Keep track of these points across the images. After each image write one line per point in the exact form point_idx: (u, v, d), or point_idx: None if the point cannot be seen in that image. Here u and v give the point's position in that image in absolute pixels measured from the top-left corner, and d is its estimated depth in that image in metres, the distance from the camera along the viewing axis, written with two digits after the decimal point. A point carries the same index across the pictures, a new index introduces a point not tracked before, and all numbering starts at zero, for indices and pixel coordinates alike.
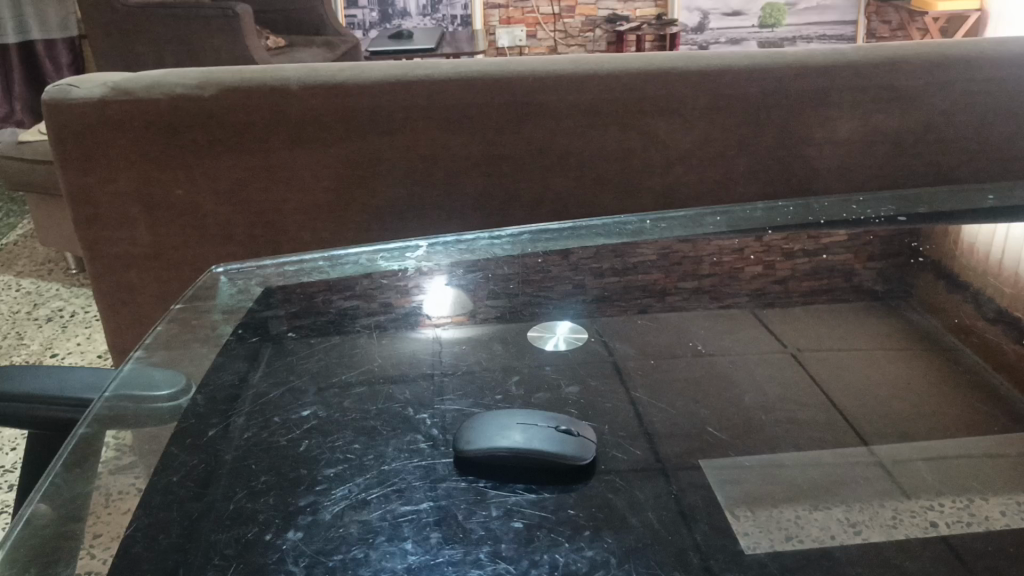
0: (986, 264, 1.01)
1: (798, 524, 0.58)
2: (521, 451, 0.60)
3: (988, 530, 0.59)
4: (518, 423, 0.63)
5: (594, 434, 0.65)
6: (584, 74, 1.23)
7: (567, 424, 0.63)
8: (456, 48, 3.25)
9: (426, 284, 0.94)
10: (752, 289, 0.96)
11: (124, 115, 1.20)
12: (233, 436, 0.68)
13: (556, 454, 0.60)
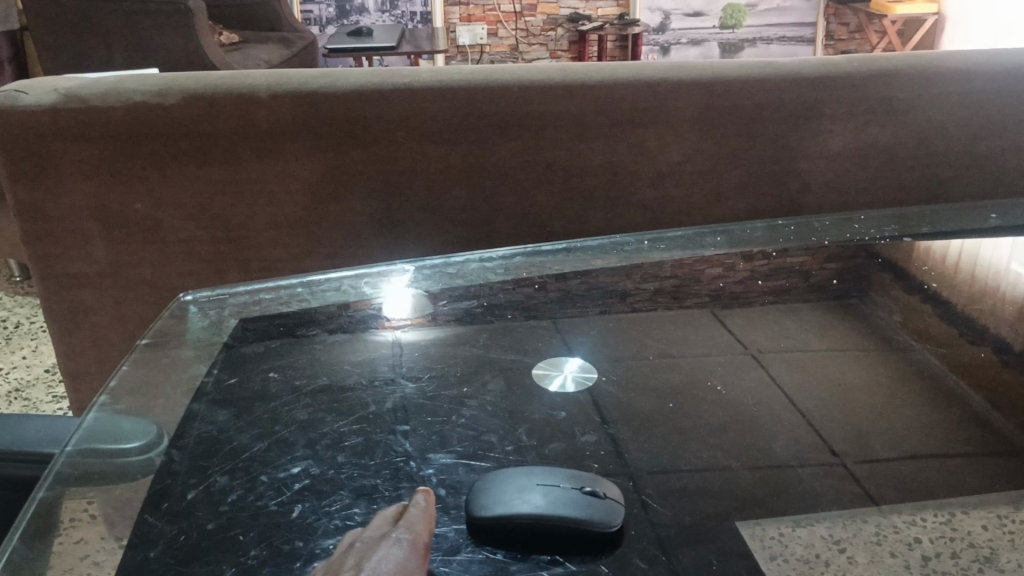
0: (991, 293, 0.98)
1: (783, 542, 0.58)
2: (542, 516, 0.54)
3: (971, 544, 0.60)
4: (538, 484, 0.56)
5: (618, 493, 0.59)
6: (572, 83, 1.17)
7: (592, 484, 0.57)
8: (416, 46, 3.17)
9: (382, 285, 0.91)
10: (711, 290, 0.96)
11: (78, 124, 1.11)
12: (214, 501, 0.61)
13: (582, 519, 0.54)
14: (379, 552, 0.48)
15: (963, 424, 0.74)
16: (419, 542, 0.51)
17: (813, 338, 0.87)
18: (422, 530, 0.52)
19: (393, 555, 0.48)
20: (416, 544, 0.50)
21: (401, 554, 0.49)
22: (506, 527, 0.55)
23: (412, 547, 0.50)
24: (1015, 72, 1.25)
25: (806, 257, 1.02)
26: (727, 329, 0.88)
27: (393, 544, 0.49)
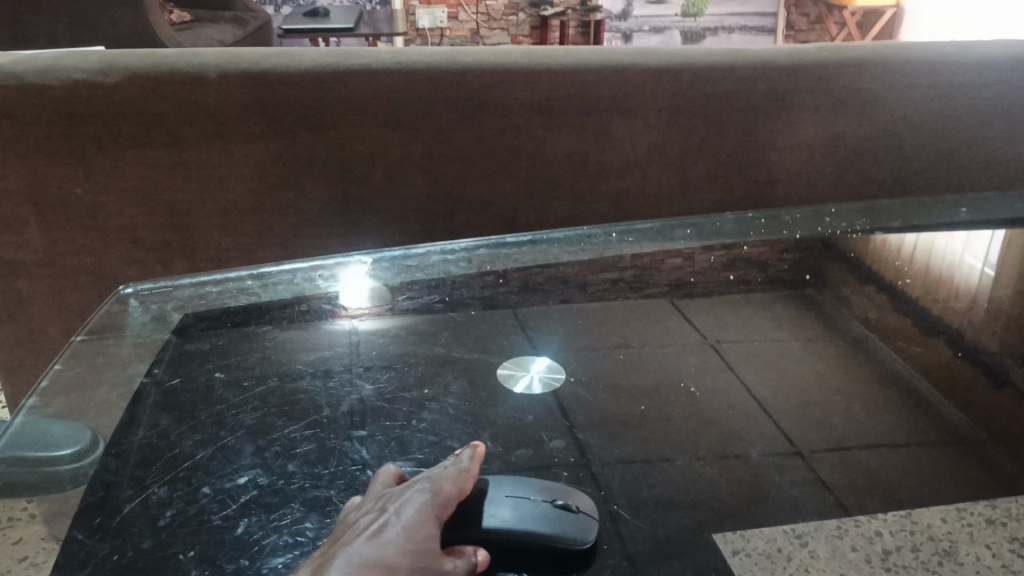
0: (950, 289, 0.95)
1: (745, 537, 0.57)
2: (512, 532, 0.50)
3: (931, 537, 0.58)
4: (506, 496, 0.52)
5: (589, 502, 0.56)
6: (538, 67, 1.13)
7: (564, 498, 0.54)
8: (375, 28, 3.10)
9: (341, 274, 0.87)
10: (672, 280, 0.94)
11: (9, 102, 1.03)
12: (152, 515, 0.56)
13: (554, 536, 0.51)
14: (400, 500, 0.47)
15: (942, 425, 0.72)
16: (443, 492, 0.49)
17: (785, 338, 0.84)
18: (450, 483, 0.50)
19: (414, 504, 0.47)
20: (439, 493, 0.49)
21: (421, 504, 0.47)
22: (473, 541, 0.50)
23: (431, 497, 0.48)
24: (985, 65, 1.24)
25: (764, 246, 1.01)
26: (693, 322, 0.86)
27: (413, 493, 0.48)
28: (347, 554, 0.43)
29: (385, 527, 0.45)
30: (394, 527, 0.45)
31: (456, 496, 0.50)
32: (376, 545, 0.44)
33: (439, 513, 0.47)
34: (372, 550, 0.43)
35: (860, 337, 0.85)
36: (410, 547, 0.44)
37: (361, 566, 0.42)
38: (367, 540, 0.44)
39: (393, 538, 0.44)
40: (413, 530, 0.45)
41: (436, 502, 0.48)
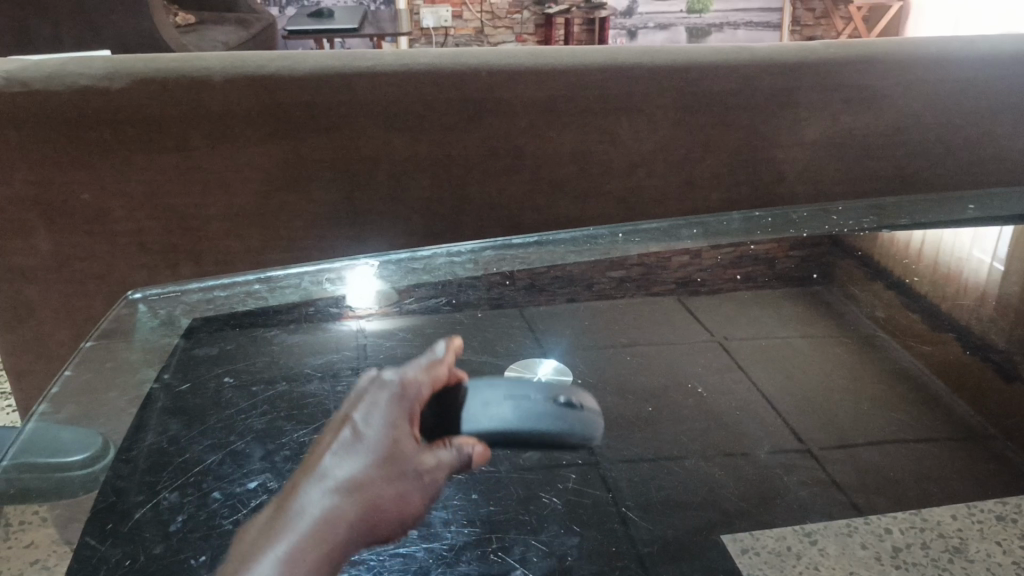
0: (963, 285, 0.95)
1: (753, 535, 0.57)
2: (514, 430, 0.53)
3: (940, 534, 0.58)
4: (507, 397, 0.56)
5: (588, 403, 0.61)
6: (544, 67, 1.13)
7: (565, 396, 0.59)
8: (379, 27, 3.11)
9: (347, 275, 0.87)
10: (679, 277, 0.95)
11: (17, 107, 1.04)
12: (163, 521, 0.56)
13: (560, 433, 0.55)
14: (366, 402, 0.47)
15: (953, 424, 0.72)
16: (412, 388, 0.49)
17: (795, 336, 0.84)
18: (418, 378, 0.50)
19: (380, 402, 0.47)
20: (408, 389, 0.48)
21: (391, 402, 0.47)
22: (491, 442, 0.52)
23: (402, 393, 0.48)
24: (993, 60, 1.23)
25: (771, 243, 1.00)
26: (697, 320, 0.86)
27: (379, 392, 0.48)
28: (319, 473, 0.43)
29: (355, 435, 0.45)
30: (366, 434, 0.45)
31: (424, 387, 0.50)
32: (347, 458, 0.43)
33: (408, 405, 0.47)
34: (346, 466, 0.43)
35: (870, 332, 0.85)
36: (385, 450, 0.44)
37: (336, 484, 0.42)
38: (337, 453, 0.44)
39: (365, 446, 0.44)
40: (385, 432, 0.45)
41: (402, 395, 0.48)
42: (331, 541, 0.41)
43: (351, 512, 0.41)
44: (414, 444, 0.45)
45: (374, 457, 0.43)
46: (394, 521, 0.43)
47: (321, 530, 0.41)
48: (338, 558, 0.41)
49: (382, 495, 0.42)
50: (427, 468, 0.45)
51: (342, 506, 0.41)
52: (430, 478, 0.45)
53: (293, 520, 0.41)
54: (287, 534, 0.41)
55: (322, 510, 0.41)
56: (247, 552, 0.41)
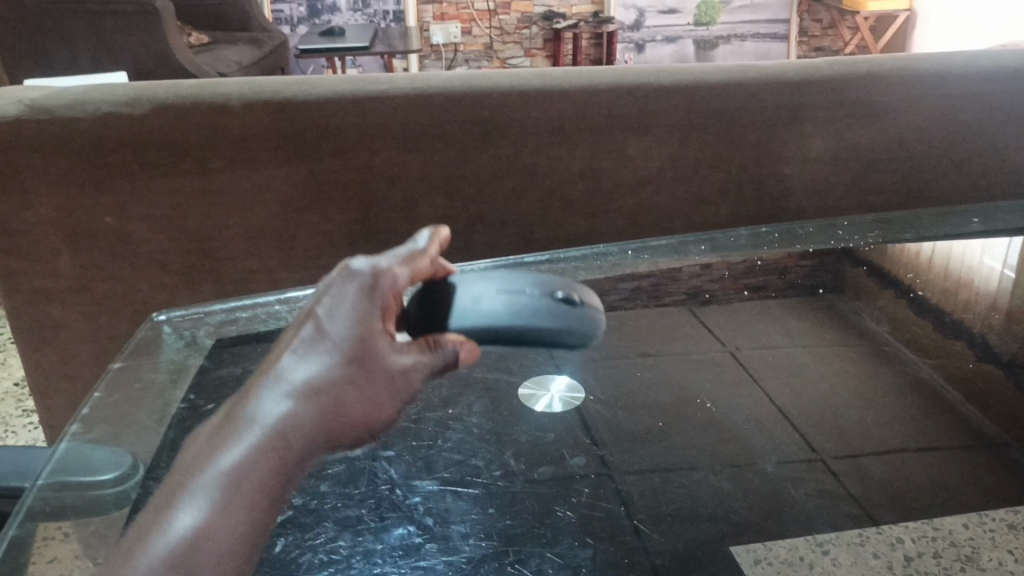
0: (985, 300, 0.97)
1: (767, 544, 0.59)
2: (505, 325, 0.61)
3: (952, 543, 0.60)
4: (500, 295, 0.63)
5: (586, 298, 0.68)
6: (553, 88, 1.16)
7: (561, 292, 0.66)
8: (390, 45, 3.15)
9: None
10: (691, 288, 0.97)
11: (42, 135, 1.07)
12: None
13: (556, 328, 0.63)
14: (335, 296, 0.50)
15: (961, 434, 0.73)
16: (383, 285, 0.52)
17: (799, 347, 0.86)
18: (389, 274, 0.53)
19: (345, 300, 0.50)
20: (378, 284, 0.51)
21: (359, 298, 0.50)
22: (482, 338, 0.60)
23: (371, 288, 0.51)
24: (995, 75, 1.25)
25: (782, 253, 1.01)
26: (707, 329, 0.88)
27: (348, 287, 0.51)
28: (278, 374, 0.47)
29: (320, 333, 0.48)
30: (331, 332, 0.48)
31: (397, 279, 0.53)
32: (307, 361, 0.47)
33: (373, 302, 0.50)
34: (305, 369, 0.47)
35: (876, 343, 0.86)
36: (346, 353, 0.48)
37: (296, 386, 0.46)
38: (301, 352, 0.47)
39: (329, 346, 0.48)
40: (348, 331, 0.48)
41: (369, 292, 0.51)
42: (287, 441, 0.45)
43: (307, 415, 0.46)
44: (376, 346, 0.49)
45: (335, 360, 0.47)
46: (350, 420, 0.47)
47: (278, 432, 0.45)
48: (295, 456, 0.45)
49: (339, 397, 0.47)
50: (386, 369, 0.49)
51: (298, 409, 0.46)
52: (389, 379, 0.49)
53: (250, 420, 0.45)
54: (244, 434, 0.45)
55: (279, 413, 0.45)
56: (205, 449, 0.45)
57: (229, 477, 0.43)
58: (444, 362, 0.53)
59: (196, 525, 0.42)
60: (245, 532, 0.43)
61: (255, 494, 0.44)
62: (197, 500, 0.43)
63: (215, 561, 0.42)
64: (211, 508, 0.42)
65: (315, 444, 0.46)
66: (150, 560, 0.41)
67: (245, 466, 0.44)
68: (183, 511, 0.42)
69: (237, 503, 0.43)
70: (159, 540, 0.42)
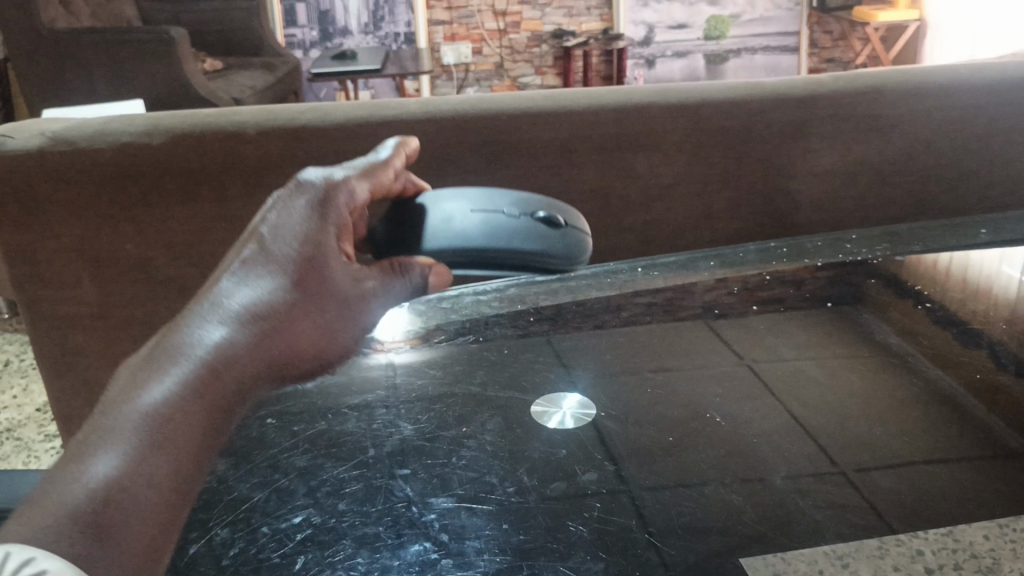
0: (996, 306, 0.97)
1: (785, 558, 0.60)
2: (483, 246, 0.78)
3: (973, 554, 0.59)
4: (482, 216, 0.81)
5: (561, 218, 0.84)
6: (561, 110, 1.19)
7: (543, 212, 0.84)
8: (402, 66, 3.19)
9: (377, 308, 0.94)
10: (707, 302, 0.98)
11: (64, 167, 1.15)
12: (216, 555, 0.60)
13: (536, 251, 0.82)
14: (280, 211, 0.64)
15: (972, 442, 0.74)
16: (336, 202, 0.66)
17: (810, 359, 0.87)
18: (342, 196, 0.67)
19: (288, 222, 0.63)
20: (327, 202, 0.66)
21: (305, 212, 0.64)
22: (459, 256, 0.78)
23: (318, 205, 0.65)
24: (1000, 86, 1.27)
25: (796, 266, 1.04)
26: (722, 342, 0.90)
27: (294, 203, 0.65)
28: (216, 303, 0.58)
29: (257, 256, 0.61)
30: (272, 254, 0.62)
31: (348, 194, 0.68)
32: (241, 292, 0.59)
33: (314, 227, 0.64)
34: (241, 296, 0.59)
35: (886, 355, 0.87)
36: (280, 277, 0.61)
37: (232, 313, 0.58)
38: (246, 271, 0.60)
39: (268, 269, 0.61)
40: (286, 254, 0.62)
41: (318, 211, 0.65)
42: (218, 365, 0.56)
43: (240, 340, 0.57)
44: (314, 266, 0.62)
45: (271, 285, 0.60)
46: (281, 339, 0.60)
47: (212, 356, 0.56)
48: (227, 378, 0.56)
49: (273, 317, 0.59)
50: (319, 292, 0.62)
51: (233, 335, 0.57)
52: (318, 300, 0.62)
53: (187, 348, 0.55)
54: (181, 359, 0.55)
55: (216, 339, 0.56)
56: (139, 378, 0.53)
57: (164, 398, 0.52)
58: (412, 285, 0.72)
59: (136, 446, 0.49)
60: (184, 448, 0.51)
61: (194, 406, 0.53)
62: (137, 419, 0.51)
63: (154, 470, 0.49)
64: (150, 427, 0.51)
65: (248, 362, 0.57)
66: (84, 479, 0.47)
67: (182, 387, 0.53)
68: (120, 434, 0.50)
69: (185, 412, 0.53)
70: (90, 465, 0.48)
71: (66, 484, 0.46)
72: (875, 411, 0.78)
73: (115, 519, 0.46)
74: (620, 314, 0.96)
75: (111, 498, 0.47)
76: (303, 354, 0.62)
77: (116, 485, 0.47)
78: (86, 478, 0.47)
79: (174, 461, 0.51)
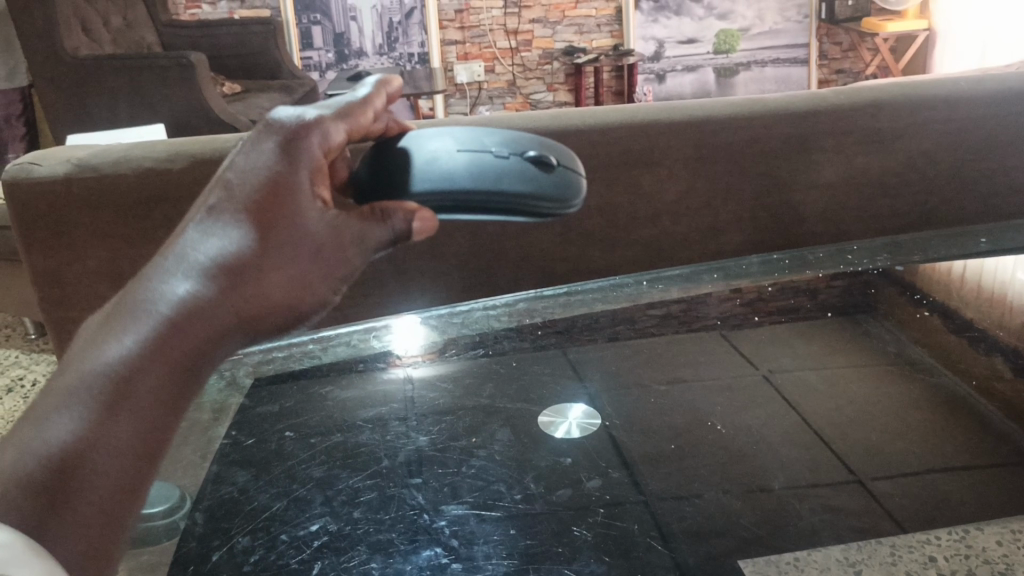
0: (997, 314, 1.00)
1: (799, 567, 0.61)
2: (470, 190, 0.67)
3: (985, 560, 0.61)
4: (468, 156, 0.70)
5: (557, 160, 0.73)
6: (568, 128, 1.22)
7: (535, 153, 0.72)
8: (415, 86, 3.24)
9: (394, 325, 0.99)
10: (721, 314, 1.01)
11: (90, 192, 1.21)
12: (238, 562, 0.64)
13: (530, 194, 0.68)
14: (248, 157, 0.53)
15: (969, 447, 0.76)
16: (303, 142, 0.54)
17: (812, 366, 0.89)
18: (316, 137, 0.55)
19: (255, 162, 0.53)
20: (294, 143, 0.54)
21: (270, 160, 0.53)
22: (444, 201, 0.67)
23: (285, 147, 0.53)
24: (999, 97, 1.29)
25: (812, 276, 1.07)
26: (733, 350, 0.93)
27: (258, 147, 0.53)
28: (180, 255, 0.49)
29: (222, 203, 0.51)
30: (236, 201, 0.51)
31: (324, 137, 0.56)
32: (208, 242, 0.49)
33: (286, 165, 0.53)
34: (207, 247, 0.49)
35: (888, 362, 0.89)
36: (250, 221, 0.50)
37: (197, 266, 0.49)
38: (208, 224, 0.50)
39: (232, 218, 0.50)
40: (252, 194, 0.51)
41: (287, 148, 0.53)
42: (182, 326, 0.47)
43: (208, 297, 0.48)
44: (286, 208, 0.52)
45: (242, 234, 0.50)
46: (259, 298, 0.50)
47: (174, 318, 0.47)
48: (195, 340, 0.47)
49: (245, 271, 0.50)
50: (297, 236, 0.52)
51: (199, 291, 0.48)
52: (296, 250, 0.52)
53: (148, 305, 0.47)
54: (139, 317, 0.47)
55: (179, 296, 0.47)
56: (93, 344, 0.46)
57: (123, 361, 0.45)
58: (396, 233, 0.59)
59: (83, 424, 0.43)
60: (140, 427, 0.44)
61: (154, 375, 0.46)
62: (84, 394, 0.44)
63: (105, 452, 0.43)
64: (103, 399, 0.44)
65: (220, 323, 0.48)
66: (39, 445, 0.42)
67: (137, 356, 0.45)
68: (66, 411, 0.43)
69: (143, 383, 0.45)
70: (45, 432, 0.43)
71: (5, 468, 0.41)
72: (876, 416, 0.81)
73: (66, 507, 0.41)
74: (633, 329, 0.98)
75: (56, 485, 0.42)
76: (292, 312, 0.52)
77: (64, 472, 0.42)
78: (31, 458, 0.42)
79: (127, 443, 0.44)
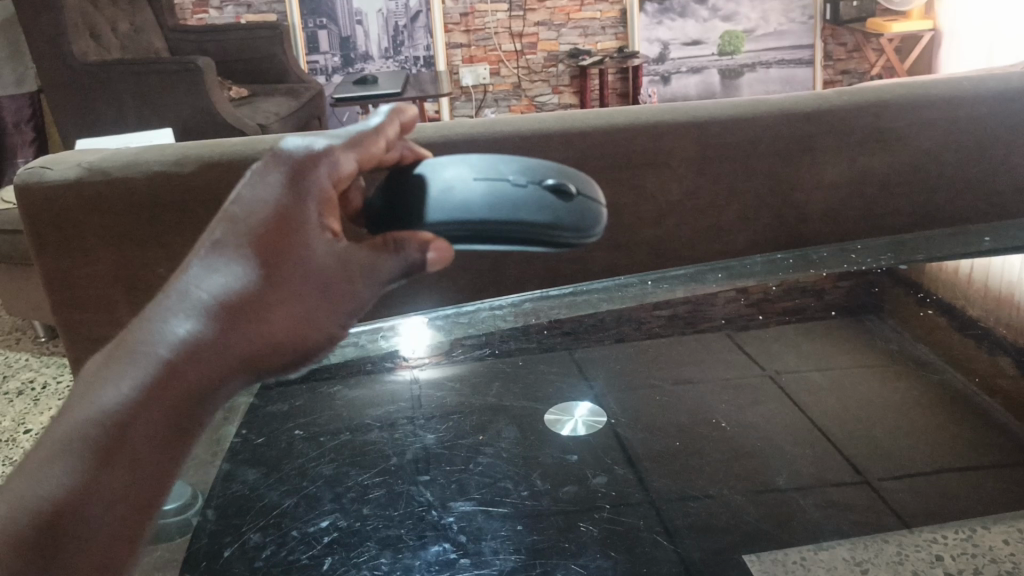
0: (999, 313, 1.00)
1: (806, 566, 0.62)
2: (484, 220, 0.67)
3: (993, 559, 0.62)
4: (485, 185, 0.69)
5: (576, 187, 0.72)
6: (572, 130, 1.24)
7: (553, 180, 0.71)
8: (421, 89, 3.25)
9: (402, 326, 1.00)
10: (728, 314, 1.01)
11: (99, 195, 1.22)
12: (249, 558, 0.65)
13: (546, 224, 0.67)
14: (254, 187, 0.53)
15: (971, 445, 0.76)
16: (312, 176, 0.55)
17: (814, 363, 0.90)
18: (325, 169, 0.56)
19: (259, 195, 0.53)
20: (302, 176, 0.54)
21: (277, 193, 0.53)
22: (458, 231, 0.67)
23: (292, 180, 0.54)
24: (1001, 96, 1.30)
25: (818, 277, 1.07)
26: (739, 350, 0.93)
27: (266, 179, 0.54)
28: (181, 292, 0.49)
29: (225, 238, 0.51)
30: (240, 235, 0.51)
31: (331, 168, 0.56)
32: (212, 277, 0.49)
33: (292, 199, 0.53)
34: (210, 282, 0.49)
35: (890, 360, 0.90)
36: (254, 255, 0.50)
37: (199, 303, 0.48)
38: (210, 260, 0.50)
39: (237, 253, 0.50)
40: (260, 226, 0.51)
41: (294, 181, 0.54)
42: (182, 368, 0.47)
43: (210, 335, 0.48)
44: (292, 240, 0.52)
45: (247, 270, 0.50)
46: (265, 333, 0.50)
47: (174, 359, 0.47)
48: (195, 381, 0.47)
49: (250, 306, 0.49)
50: (303, 270, 0.52)
51: (201, 329, 0.48)
52: (303, 283, 0.52)
53: (148, 347, 0.47)
54: (139, 359, 0.47)
55: (179, 335, 0.47)
56: (91, 388, 0.47)
57: (121, 408, 0.46)
58: (410, 263, 0.58)
59: (79, 476, 0.44)
60: (138, 475, 0.46)
61: (153, 419, 0.46)
62: (81, 443, 0.45)
63: (99, 505, 0.45)
64: (99, 450, 0.45)
65: (221, 362, 0.48)
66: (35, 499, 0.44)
67: (135, 402, 0.46)
68: (62, 459, 0.45)
69: (141, 429, 0.46)
70: (40, 485, 0.44)
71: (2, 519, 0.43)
72: (879, 413, 0.81)
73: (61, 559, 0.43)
74: (638, 328, 0.99)
75: (51, 539, 0.43)
76: (299, 348, 0.52)
77: (58, 525, 0.44)
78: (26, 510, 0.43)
79: (124, 494, 0.45)
